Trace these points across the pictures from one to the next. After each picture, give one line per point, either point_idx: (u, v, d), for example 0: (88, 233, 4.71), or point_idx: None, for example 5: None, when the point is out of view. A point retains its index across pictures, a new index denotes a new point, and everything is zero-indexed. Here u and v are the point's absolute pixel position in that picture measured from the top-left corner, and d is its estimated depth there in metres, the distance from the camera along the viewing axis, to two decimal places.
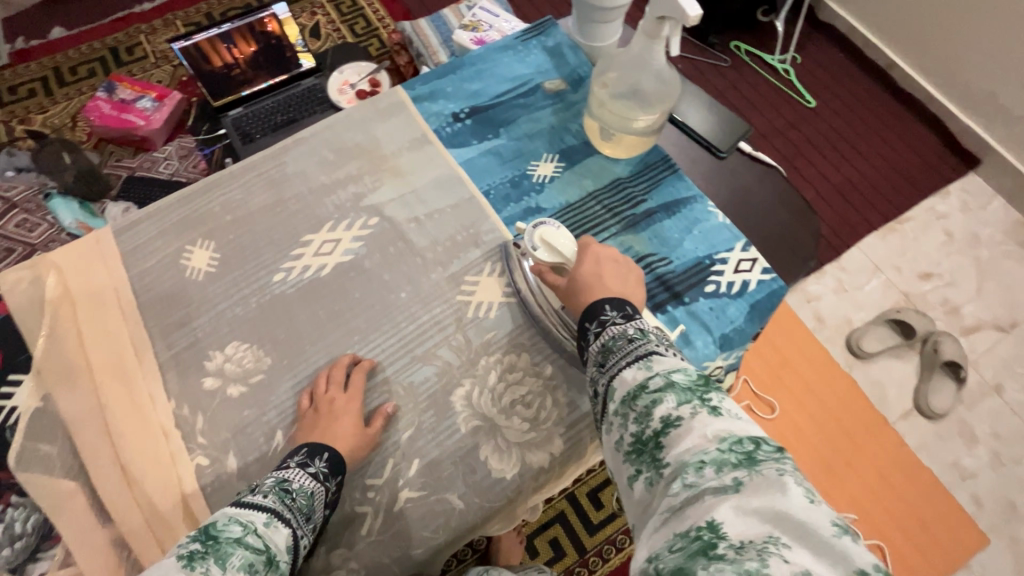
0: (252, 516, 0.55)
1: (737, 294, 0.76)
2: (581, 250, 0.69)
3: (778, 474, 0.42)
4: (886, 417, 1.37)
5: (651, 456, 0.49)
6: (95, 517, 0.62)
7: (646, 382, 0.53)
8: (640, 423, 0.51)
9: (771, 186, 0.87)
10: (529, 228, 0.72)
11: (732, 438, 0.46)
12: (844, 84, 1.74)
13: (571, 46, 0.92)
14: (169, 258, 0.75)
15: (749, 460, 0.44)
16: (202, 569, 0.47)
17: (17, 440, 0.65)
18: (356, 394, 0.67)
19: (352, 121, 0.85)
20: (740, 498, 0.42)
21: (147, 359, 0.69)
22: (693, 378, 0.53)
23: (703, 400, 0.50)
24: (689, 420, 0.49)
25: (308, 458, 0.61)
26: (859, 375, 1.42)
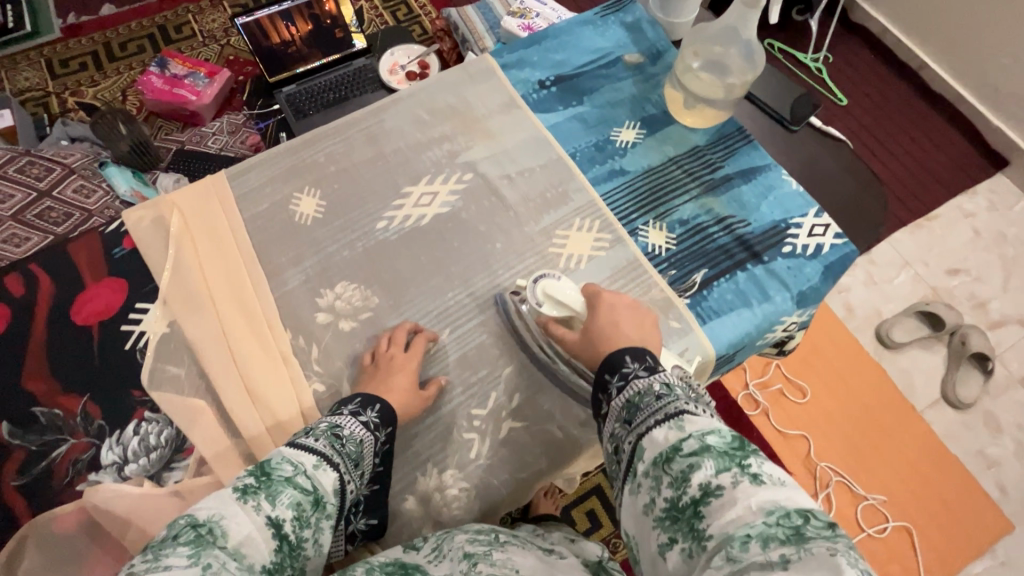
0: (302, 457, 0.55)
1: (812, 255, 0.80)
2: (590, 302, 0.69)
3: (830, 555, 0.40)
4: (914, 405, 1.42)
5: (688, 524, 0.47)
6: (226, 432, 0.66)
7: (680, 444, 0.51)
8: (675, 489, 0.49)
9: (839, 159, 0.90)
10: (532, 282, 0.71)
11: (778, 511, 0.44)
12: (879, 82, 1.78)
13: (649, 22, 0.96)
14: (279, 202, 0.79)
15: (797, 536, 0.42)
16: (255, 503, 0.49)
17: (147, 362, 0.69)
18: (414, 355, 0.69)
19: (441, 86, 0.89)
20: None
21: (265, 294, 0.73)
22: (728, 439, 0.51)
23: (742, 466, 0.48)
24: (729, 490, 0.46)
25: (361, 407, 0.63)
26: (887, 363, 1.46)
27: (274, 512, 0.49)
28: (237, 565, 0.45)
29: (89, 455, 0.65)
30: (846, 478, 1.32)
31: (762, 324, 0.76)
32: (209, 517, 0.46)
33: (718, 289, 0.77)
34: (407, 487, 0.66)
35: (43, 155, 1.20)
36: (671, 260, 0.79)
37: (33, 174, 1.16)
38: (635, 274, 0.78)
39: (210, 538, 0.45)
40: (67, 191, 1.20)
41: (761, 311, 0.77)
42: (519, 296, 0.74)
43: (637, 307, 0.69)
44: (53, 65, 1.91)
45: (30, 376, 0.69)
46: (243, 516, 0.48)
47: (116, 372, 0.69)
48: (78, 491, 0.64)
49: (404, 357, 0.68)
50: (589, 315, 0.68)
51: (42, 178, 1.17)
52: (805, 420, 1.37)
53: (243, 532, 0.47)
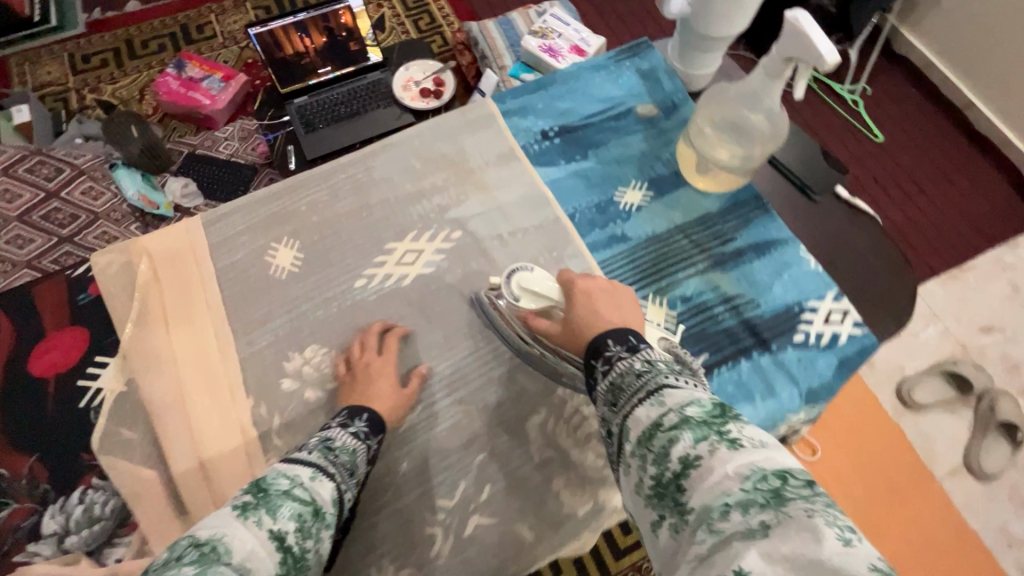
0: (298, 470, 0.51)
1: (827, 346, 0.73)
2: (566, 289, 0.63)
3: (808, 517, 0.33)
4: (933, 472, 1.31)
5: (673, 500, 0.39)
6: (172, 510, 0.62)
7: (660, 419, 0.43)
8: (658, 465, 0.41)
9: (867, 233, 0.82)
10: (505, 279, 0.68)
11: (755, 474, 0.37)
12: (919, 123, 1.67)
13: (666, 71, 0.89)
14: (255, 253, 0.75)
15: (777, 498, 0.35)
16: (256, 518, 0.43)
17: (100, 423, 0.65)
18: (389, 356, 0.68)
19: (439, 131, 0.84)
20: (768, 542, 0.33)
21: (229, 353, 0.69)
22: (709, 406, 0.43)
23: (721, 433, 0.40)
24: (708, 459, 0.39)
25: (348, 419, 0.60)
26: (907, 423, 1.35)
27: (276, 526, 0.44)
28: None
29: (30, 522, 0.62)
30: None
31: (764, 423, 0.69)
32: (210, 535, 0.41)
33: (719, 378, 0.71)
34: None
35: (54, 154, 1.32)
36: None
37: (43, 174, 1.29)
38: None
39: (214, 555, 0.39)
40: (75, 193, 1.32)
41: (764, 407, 0.70)
42: (496, 291, 0.72)
43: (616, 286, 0.63)
44: (74, 59, 1.90)
45: None
46: (244, 532, 0.42)
47: (67, 430, 0.65)
48: (15, 562, 0.61)
49: (381, 362, 0.67)
50: (567, 307, 0.61)
51: (50, 180, 1.29)
52: None
53: (246, 548, 0.41)
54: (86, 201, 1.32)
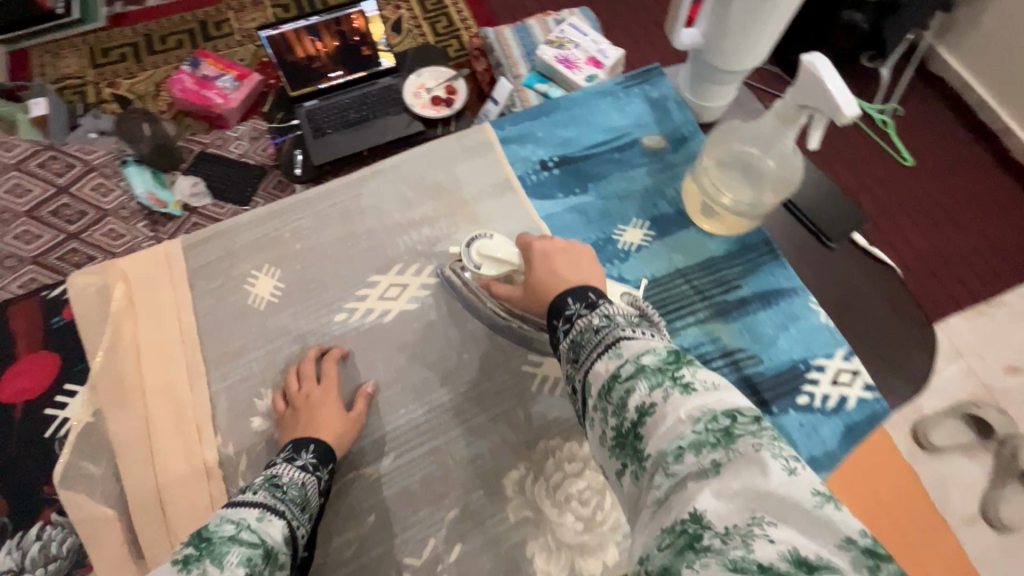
0: (243, 513, 0.50)
1: (832, 410, 0.68)
2: (524, 250, 0.61)
3: (755, 452, 0.35)
4: (946, 520, 1.23)
5: (633, 448, 0.41)
6: (129, 553, 0.60)
7: (618, 370, 0.44)
8: (617, 416, 0.43)
9: (884, 286, 0.76)
10: (466, 248, 0.68)
11: (706, 416, 0.39)
12: (953, 149, 1.58)
13: (677, 101, 0.84)
14: (233, 280, 0.72)
15: (726, 437, 0.37)
16: (199, 570, 0.42)
17: (64, 456, 0.63)
18: (329, 383, 0.65)
19: (434, 157, 0.81)
20: (720, 481, 0.35)
21: (199, 387, 0.66)
22: (663, 353, 0.44)
23: (674, 379, 0.41)
24: (662, 406, 0.40)
25: (295, 452, 0.59)
26: (921, 466, 1.27)
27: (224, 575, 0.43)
28: None
29: None
30: None
31: None
32: None
33: None
34: None
35: (67, 151, 1.42)
36: None
37: (54, 169, 1.39)
38: None
39: None
40: (86, 189, 1.41)
41: None
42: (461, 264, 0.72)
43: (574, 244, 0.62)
44: (94, 53, 1.91)
45: None
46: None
47: (32, 462, 0.64)
48: None
49: (321, 392, 0.64)
50: (527, 271, 0.60)
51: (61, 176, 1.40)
52: None
53: None
54: (96, 197, 1.40)
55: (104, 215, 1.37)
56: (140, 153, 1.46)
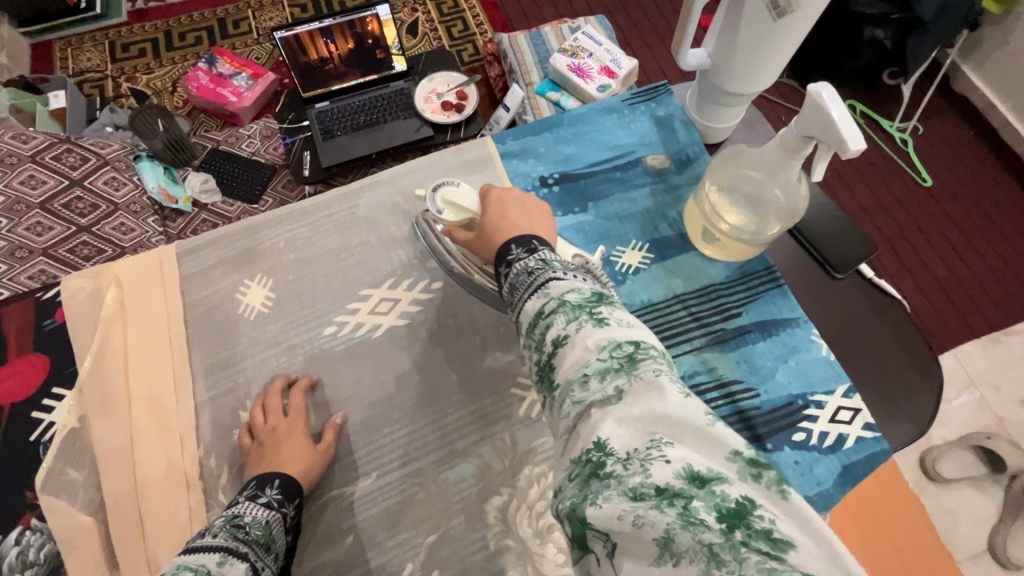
0: (203, 559, 0.50)
1: (829, 449, 0.65)
2: (482, 200, 0.61)
3: (655, 376, 0.37)
4: (951, 554, 1.19)
5: (549, 380, 0.43)
6: (107, 563, 0.60)
7: (543, 308, 0.46)
8: (539, 351, 0.45)
9: (890, 321, 0.73)
10: (431, 193, 0.68)
11: (611, 344, 0.41)
12: (973, 169, 1.54)
13: (683, 121, 0.82)
14: (226, 289, 0.72)
15: (629, 363, 0.39)
16: None
17: (47, 460, 0.63)
18: (297, 416, 0.64)
19: (434, 170, 0.80)
20: (621, 406, 0.36)
21: (185, 397, 0.66)
22: (586, 293, 0.46)
23: (590, 313, 0.43)
24: (574, 336, 0.42)
25: (259, 489, 0.59)
26: (928, 499, 1.24)
27: None
28: None
29: None
30: None
31: None
32: None
33: None
34: None
35: (82, 144, 1.23)
36: None
37: (69, 162, 1.18)
38: None
39: None
40: (97, 183, 1.22)
41: None
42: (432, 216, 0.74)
43: (531, 197, 0.63)
44: (115, 47, 1.93)
45: None
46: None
47: (14, 466, 0.64)
48: None
49: (286, 424, 0.63)
50: (482, 215, 0.61)
51: (75, 169, 1.19)
52: None
53: None
54: (106, 191, 1.22)
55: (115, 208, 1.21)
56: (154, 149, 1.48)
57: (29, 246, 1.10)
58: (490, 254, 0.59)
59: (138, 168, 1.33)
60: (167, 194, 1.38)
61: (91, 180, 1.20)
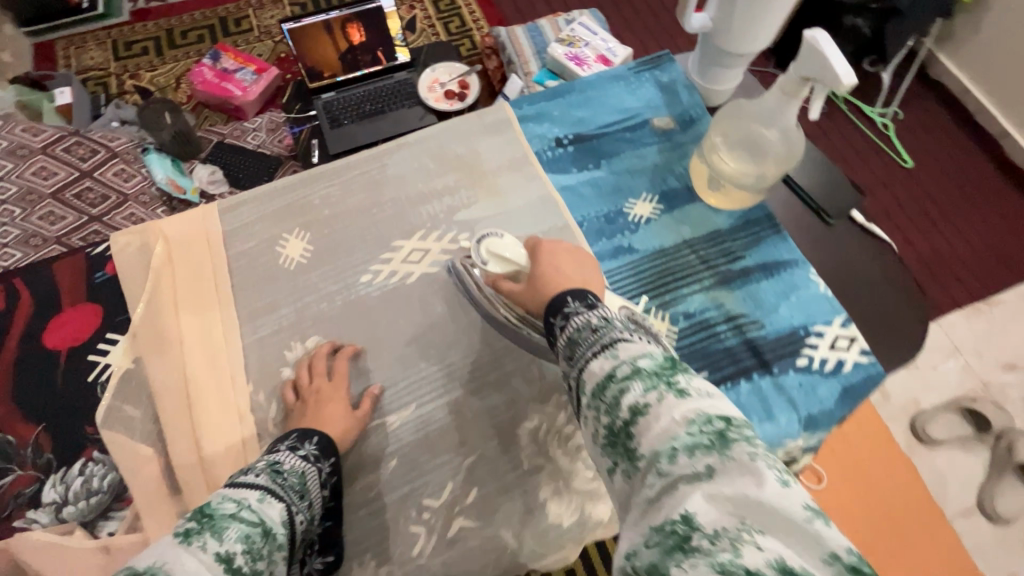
0: (244, 493, 0.50)
1: (830, 372, 0.71)
2: (531, 252, 0.64)
3: (752, 459, 0.36)
4: (942, 511, 1.25)
5: (623, 447, 0.42)
6: (167, 488, 0.64)
7: (613, 370, 0.44)
8: (610, 415, 0.43)
9: (881, 262, 0.80)
10: (476, 243, 0.69)
11: (701, 419, 0.39)
12: (948, 149, 1.63)
13: (686, 85, 0.89)
14: (267, 242, 0.77)
15: (722, 441, 0.38)
16: (200, 542, 0.42)
17: (105, 398, 0.67)
18: (340, 385, 0.67)
19: (456, 133, 0.86)
20: (712, 485, 0.36)
21: (233, 339, 0.71)
22: (660, 359, 0.44)
23: (670, 383, 0.42)
24: (656, 406, 0.41)
25: (297, 442, 0.60)
26: (919, 461, 1.30)
27: (223, 548, 0.43)
28: None
29: (32, 490, 0.64)
30: None
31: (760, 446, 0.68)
32: (150, 565, 0.39)
33: None
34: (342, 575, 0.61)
35: (91, 137, 1.34)
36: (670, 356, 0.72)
37: (79, 154, 1.30)
38: None
39: None
40: (108, 173, 1.33)
41: (761, 431, 0.69)
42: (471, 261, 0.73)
43: (579, 252, 0.65)
44: (117, 46, 1.96)
45: None
46: (189, 557, 0.40)
47: (73, 405, 0.68)
48: (15, 527, 0.62)
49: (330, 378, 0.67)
50: (532, 263, 0.62)
51: (85, 160, 1.30)
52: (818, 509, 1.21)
53: (190, 569, 0.40)
54: (116, 181, 1.31)
55: (125, 200, 1.30)
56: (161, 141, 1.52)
57: (44, 233, 1.23)
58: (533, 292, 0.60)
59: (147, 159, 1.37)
60: (175, 185, 1.39)
61: (104, 172, 1.30)
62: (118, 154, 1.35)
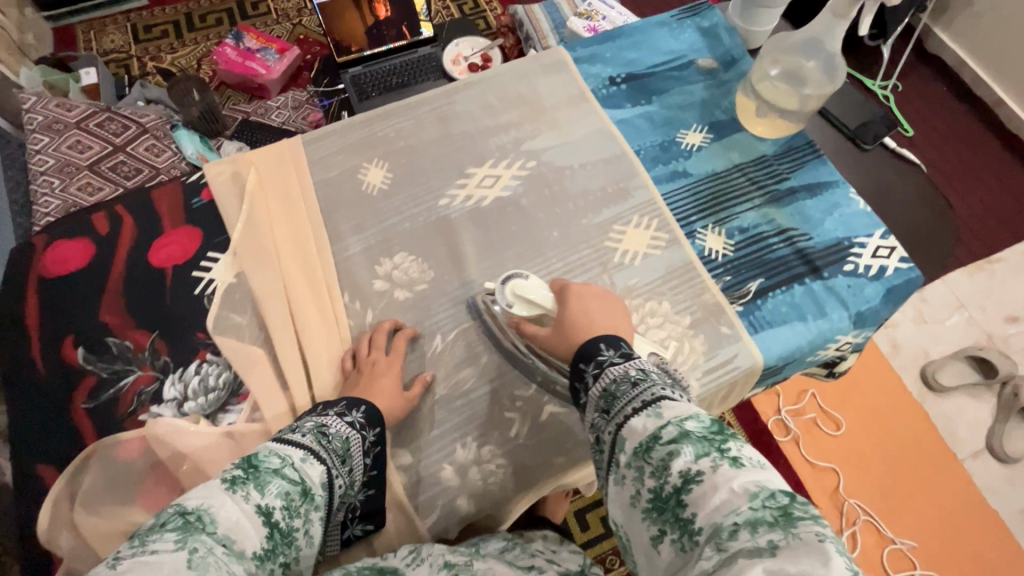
0: (289, 450, 0.51)
1: (874, 276, 0.78)
2: (558, 295, 0.68)
3: (818, 540, 0.37)
4: (953, 452, 1.30)
5: (674, 514, 0.44)
6: (278, 383, 0.69)
7: (659, 432, 0.47)
8: (658, 478, 0.46)
9: (912, 184, 0.88)
10: (501, 285, 0.71)
11: (763, 492, 0.41)
12: (945, 115, 1.70)
13: (727, 29, 0.96)
14: (349, 171, 0.82)
15: (785, 518, 0.39)
16: (243, 492, 0.45)
17: (213, 307, 0.72)
18: (396, 357, 0.69)
19: (515, 75, 0.91)
20: (776, 562, 0.37)
21: (326, 255, 0.76)
22: (708, 423, 0.47)
23: (722, 451, 0.44)
24: (711, 475, 0.43)
25: (345, 410, 0.60)
26: (930, 407, 1.35)
27: (263, 501, 0.45)
28: (226, 552, 0.41)
29: (152, 388, 0.68)
30: (873, 517, 1.23)
31: (816, 339, 0.75)
32: (197, 504, 0.43)
33: (773, 300, 0.76)
34: (446, 457, 0.67)
35: (122, 113, 1.37)
36: (726, 266, 0.78)
37: (112, 130, 1.34)
38: (688, 276, 0.77)
39: (199, 524, 0.41)
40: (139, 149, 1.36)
41: (816, 326, 0.75)
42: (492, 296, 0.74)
43: (609, 296, 0.69)
44: (137, 30, 1.98)
45: (107, 308, 0.72)
46: (231, 504, 0.44)
47: (185, 314, 0.72)
48: (140, 420, 0.67)
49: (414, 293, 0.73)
50: (560, 309, 0.67)
51: (118, 136, 1.34)
52: (836, 453, 1.29)
53: (232, 518, 0.43)
54: (147, 156, 1.34)
55: (156, 172, 1.32)
56: (190, 117, 1.56)
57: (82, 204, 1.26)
58: (563, 344, 0.64)
59: (176, 138, 1.41)
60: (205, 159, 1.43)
61: (135, 147, 1.34)
62: (148, 130, 1.38)
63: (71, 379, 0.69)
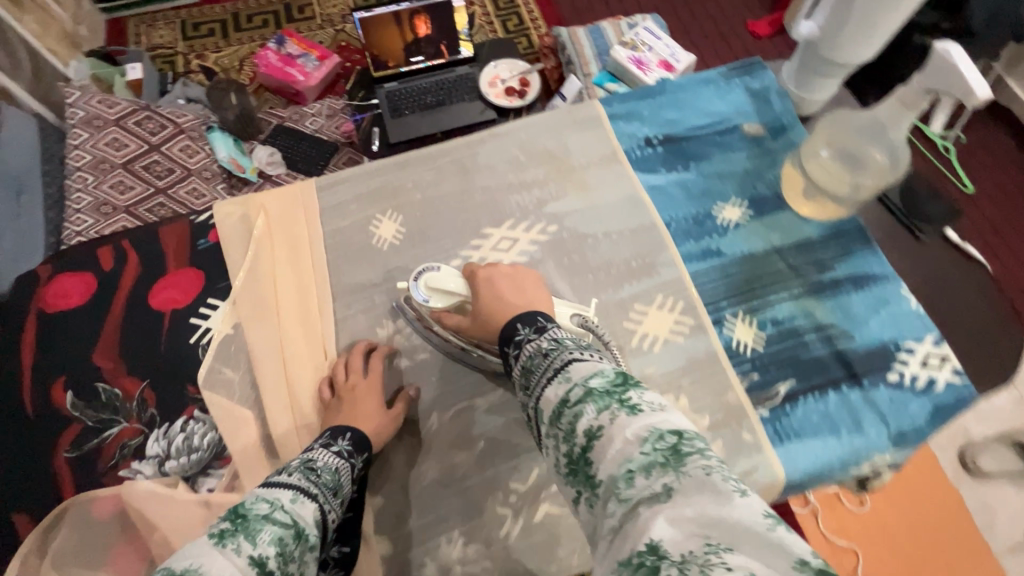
0: (278, 493, 0.48)
1: (922, 391, 0.70)
2: (469, 279, 0.65)
3: (704, 474, 0.36)
4: (990, 546, 1.18)
5: (584, 475, 0.41)
6: (263, 452, 0.65)
7: (567, 396, 0.45)
8: (568, 442, 0.43)
9: (969, 281, 0.80)
10: (413, 281, 0.68)
11: (653, 436, 0.39)
12: (1010, 174, 1.56)
13: (778, 92, 0.89)
14: (360, 223, 0.79)
15: (674, 456, 0.37)
16: (235, 545, 0.41)
17: (207, 360, 0.69)
18: (375, 379, 0.67)
19: (548, 126, 0.87)
20: (671, 505, 0.35)
21: (326, 316, 0.72)
22: (610, 377, 0.45)
23: (621, 400, 0.42)
24: (609, 427, 0.41)
25: (331, 439, 0.59)
26: (967, 492, 1.23)
27: (257, 551, 0.42)
28: None
29: (136, 442, 0.66)
30: None
31: (850, 455, 0.67)
32: (186, 567, 0.38)
33: (803, 407, 0.69)
34: (428, 551, 0.62)
35: (161, 112, 1.36)
36: (755, 363, 0.72)
37: (149, 128, 1.33)
38: (711, 371, 0.71)
39: None
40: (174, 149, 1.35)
41: (852, 444, 0.68)
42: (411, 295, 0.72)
43: (517, 270, 0.66)
44: (186, 26, 1.99)
45: (100, 351, 0.71)
46: (222, 559, 0.39)
47: (177, 364, 0.70)
48: (119, 477, 0.64)
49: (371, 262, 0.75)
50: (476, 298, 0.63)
51: (154, 134, 1.33)
52: (859, 532, 1.17)
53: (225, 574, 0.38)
54: (181, 157, 1.33)
55: (188, 174, 1.32)
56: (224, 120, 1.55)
57: (114, 202, 1.25)
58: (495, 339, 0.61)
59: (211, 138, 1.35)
60: (239, 163, 1.37)
61: (169, 147, 1.33)
62: (183, 129, 1.35)
63: (57, 424, 0.67)
